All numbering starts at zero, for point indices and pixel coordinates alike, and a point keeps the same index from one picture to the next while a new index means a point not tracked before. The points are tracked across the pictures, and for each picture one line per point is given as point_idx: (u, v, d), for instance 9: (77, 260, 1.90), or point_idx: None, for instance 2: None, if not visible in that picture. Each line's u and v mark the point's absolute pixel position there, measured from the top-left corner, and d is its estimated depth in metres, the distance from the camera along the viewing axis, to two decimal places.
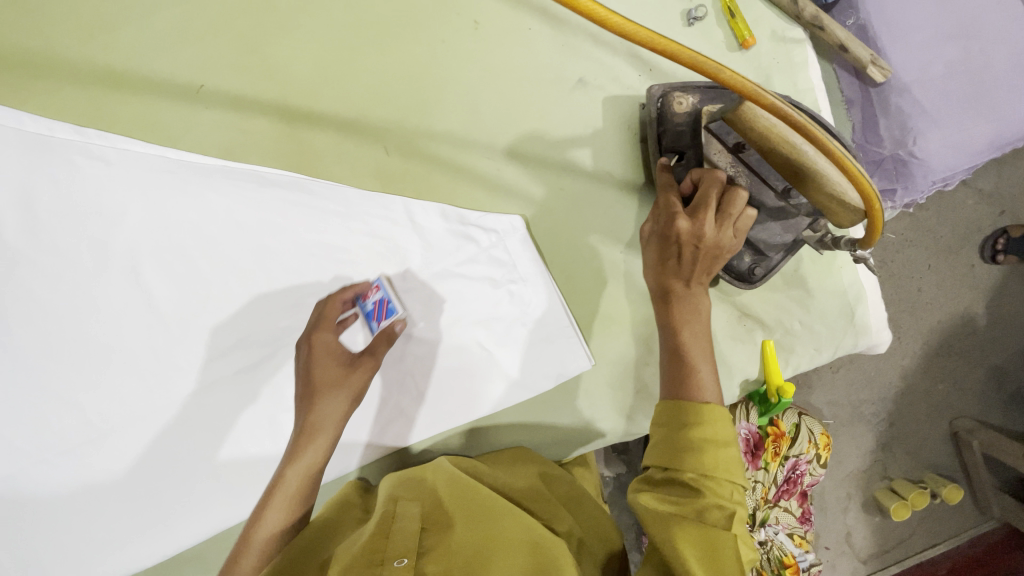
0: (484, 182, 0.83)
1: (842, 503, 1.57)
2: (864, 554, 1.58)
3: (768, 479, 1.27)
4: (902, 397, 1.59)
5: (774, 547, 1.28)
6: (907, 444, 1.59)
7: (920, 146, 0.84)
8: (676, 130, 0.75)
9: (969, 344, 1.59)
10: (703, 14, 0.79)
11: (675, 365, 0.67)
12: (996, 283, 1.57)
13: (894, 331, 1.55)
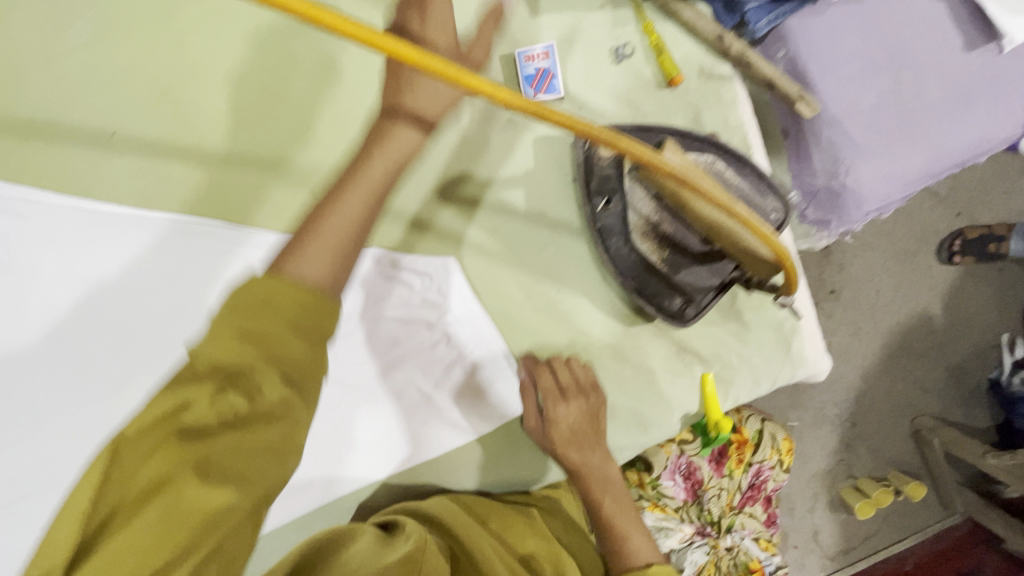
0: (416, 223, 0.81)
1: (809, 503, 1.53)
2: (833, 551, 1.54)
3: (732, 486, 1.12)
4: (864, 398, 1.55)
5: (739, 553, 1.13)
6: (872, 442, 1.55)
7: (852, 177, 0.84)
8: (602, 173, 0.75)
9: (928, 343, 1.55)
10: (630, 52, 0.78)
11: (608, 541, 0.75)
12: (954, 284, 1.55)
13: (852, 334, 1.54)
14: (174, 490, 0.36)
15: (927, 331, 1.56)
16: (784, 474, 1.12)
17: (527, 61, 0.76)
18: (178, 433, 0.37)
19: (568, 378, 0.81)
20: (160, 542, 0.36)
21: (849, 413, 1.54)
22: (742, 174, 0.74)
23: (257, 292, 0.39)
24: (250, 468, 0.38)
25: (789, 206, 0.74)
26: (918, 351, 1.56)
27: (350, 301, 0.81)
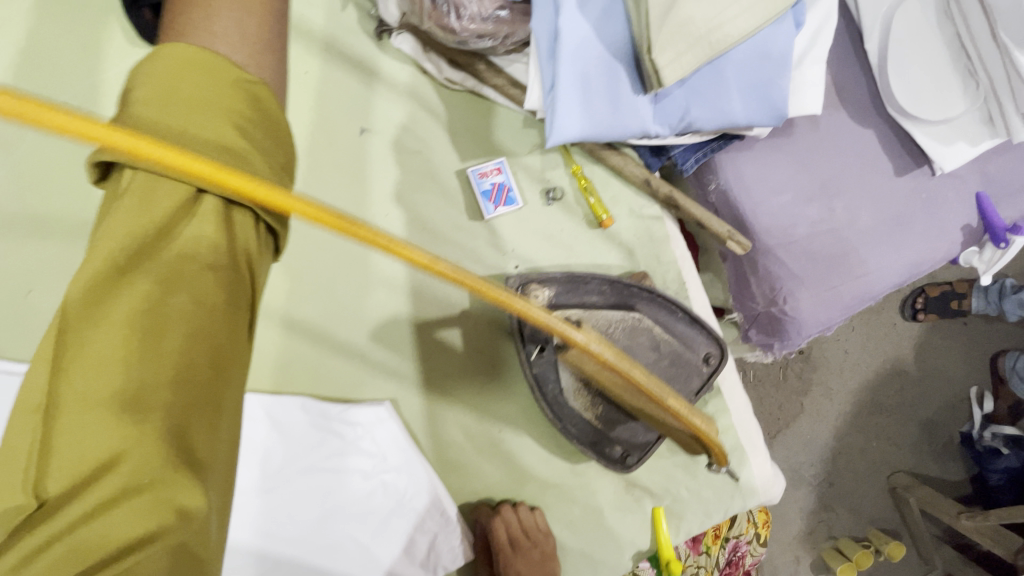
0: (348, 369, 0.79)
1: (792, 567, 1.43)
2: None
3: (711, 562, 1.18)
4: (840, 462, 1.43)
5: None
6: (851, 500, 1.44)
7: (791, 305, 0.84)
8: (535, 322, 0.71)
9: (898, 398, 1.45)
10: (560, 195, 0.79)
11: None
12: (920, 342, 1.45)
13: (822, 390, 1.42)
14: (206, 420, 0.36)
15: (898, 389, 1.45)
16: (758, 548, 1.25)
17: (481, 178, 0.77)
18: (171, 136, 0.37)
19: (517, 533, 0.77)
20: (196, 445, 0.36)
21: (826, 473, 1.43)
22: (676, 321, 0.72)
23: (205, 82, 0.40)
24: (263, 244, 0.42)
25: (722, 345, 0.73)
26: (891, 410, 1.45)
27: (282, 454, 0.78)
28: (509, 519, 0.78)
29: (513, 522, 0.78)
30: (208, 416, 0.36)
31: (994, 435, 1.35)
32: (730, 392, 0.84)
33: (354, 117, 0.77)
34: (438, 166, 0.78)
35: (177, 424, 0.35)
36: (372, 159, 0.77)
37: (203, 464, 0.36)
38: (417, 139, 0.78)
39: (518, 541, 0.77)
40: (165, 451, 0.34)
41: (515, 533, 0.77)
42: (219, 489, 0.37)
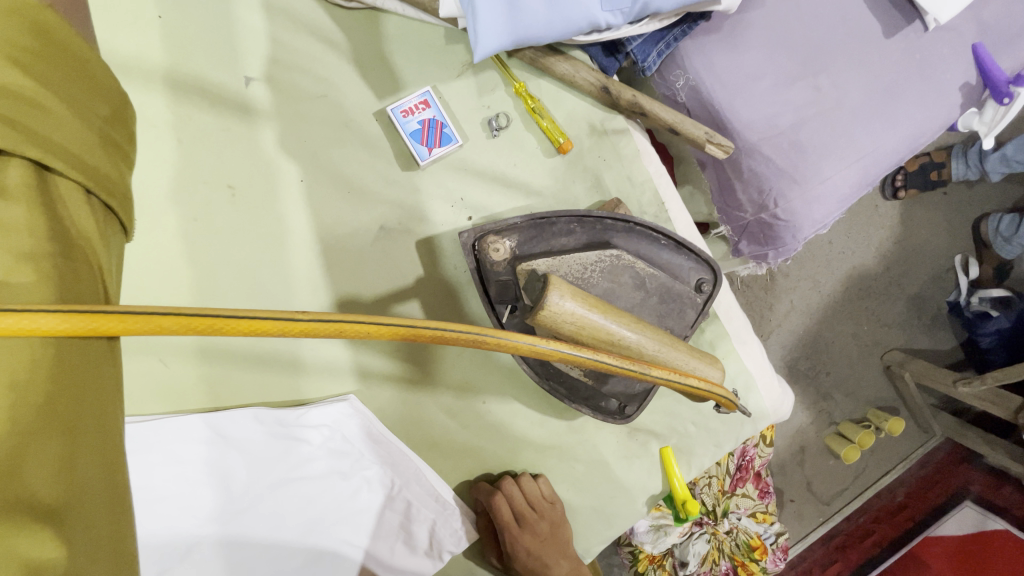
0: (302, 366, 0.71)
1: (797, 458, 1.39)
2: (828, 496, 1.40)
3: (721, 470, 1.19)
4: (843, 356, 1.39)
5: (740, 533, 1.21)
6: (848, 386, 1.39)
7: (783, 207, 0.74)
8: (499, 281, 0.60)
9: (888, 280, 1.38)
10: (505, 123, 0.66)
11: None
12: (902, 219, 1.37)
13: (813, 284, 1.36)
14: (59, 452, 0.35)
15: (891, 271, 1.38)
16: (766, 450, 1.22)
17: (405, 117, 0.63)
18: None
19: (521, 509, 0.71)
20: (45, 496, 0.34)
21: (825, 364, 1.38)
22: (659, 251, 0.63)
23: None
24: (98, 222, 0.43)
25: (715, 268, 0.63)
26: (882, 294, 1.38)
27: (244, 471, 0.69)
28: (512, 495, 0.71)
29: (517, 497, 0.72)
30: (62, 447, 0.36)
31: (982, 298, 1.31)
32: (727, 314, 0.76)
33: (234, 62, 0.62)
34: (352, 110, 0.64)
35: (18, 462, 0.33)
36: (270, 115, 0.63)
37: (61, 511, 0.34)
38: (321, 82, 0.64)
39: (524, 516, 0.70)
40: (13, 493, 0.32)
41: (521, 509, 0.71)
42: (92, 540, 0.36)
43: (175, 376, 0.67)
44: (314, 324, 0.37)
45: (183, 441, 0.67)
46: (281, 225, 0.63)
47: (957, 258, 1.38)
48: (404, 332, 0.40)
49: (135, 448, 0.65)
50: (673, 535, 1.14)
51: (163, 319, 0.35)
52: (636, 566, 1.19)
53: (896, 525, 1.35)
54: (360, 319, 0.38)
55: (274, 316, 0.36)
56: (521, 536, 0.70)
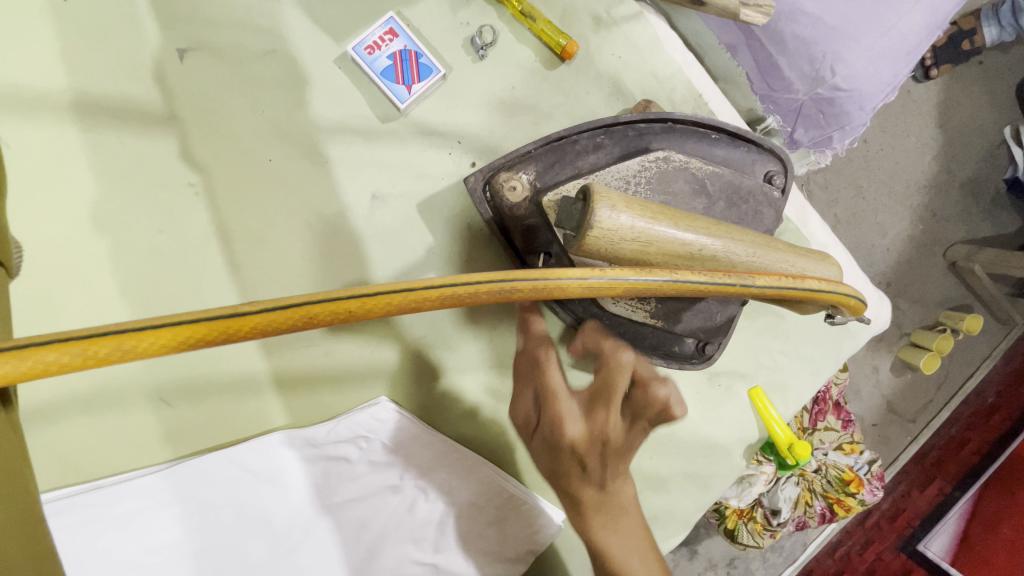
0: (322, 371, 0.62)
1: (874, 379, 1.23)
2: (912, 412, 1.24)
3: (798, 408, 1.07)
4: (915, 257, 1.22)
5: (829, 470, 1.07)
6: (913, 292, 1.22)
7: (843, 74, 0.61)
8: (526, 227, 0.50)
9: (940, 167, 1.21)
10: (491, 38, 0.55)
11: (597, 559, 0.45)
12: (939, 101, 1.20)
13: (866, 183, 1.20)
14: None
15: (950, 150, 1.21)
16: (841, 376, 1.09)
17: (370, 53, 0.53)
18: None
19: (592, 432, 0.45)
20: None
21: (895, 271, 1.22)
22: (712, 148, 0.51)
23: None
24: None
25: (782, 154, 0.51)
26: (945, 177, 1.22)
27: (286, 504, 0.60)
28: (593, 392, 0.46)
29: (602, 395, 0.46)
30: None
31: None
32: (802, 215, 0.63)
33: (164, 37, 0.54)
34: (311, 61, 0.55)
35: None
36: (219, 87, 0.54)
37: None
38: (266, 36, 0.55)
39: (593, 416, 0.45)
40: None
41: (591, 412, 0.46)
42: None
43: (180, 413, 0.59)
44: (265, 315, 0.28)
45: (205, 485, 0.58)
46: (260, 215, 0.54)
47: (1006, 131, 1.20)
48: (397, 301, 0.30)
49: (156, 501, 0.56)
50: (759, 484, 1.00)
51: (53, 350, 0.25)
52: (725, 523, 1.08)
53: (997, 429, 1.15)
54: (332, 292, 0.29)
55: (203, 313, 0.27)
56: (584, 489, 0.45)
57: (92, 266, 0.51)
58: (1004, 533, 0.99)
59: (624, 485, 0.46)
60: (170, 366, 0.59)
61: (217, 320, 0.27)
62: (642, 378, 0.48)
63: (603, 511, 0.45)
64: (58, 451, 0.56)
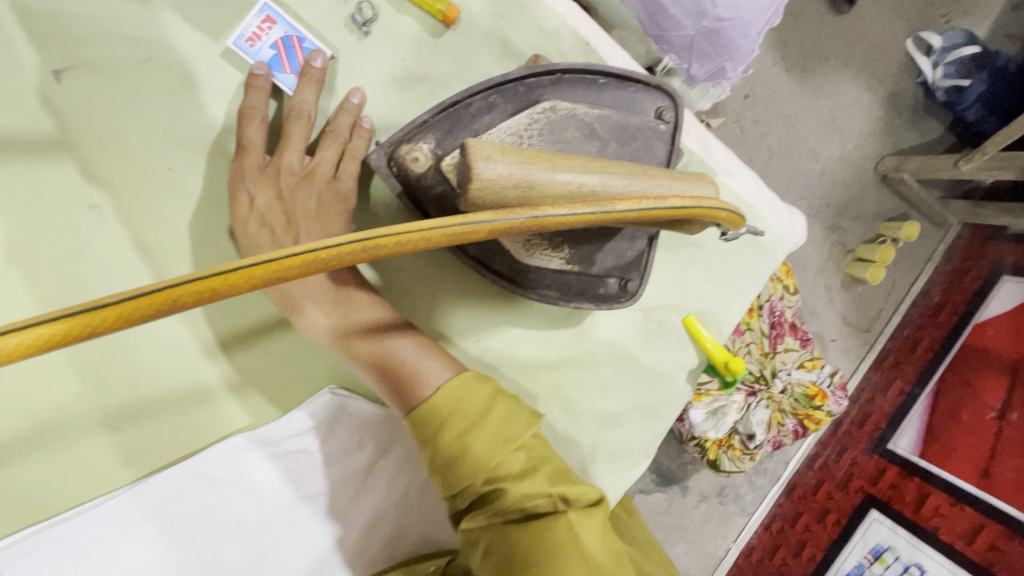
0: (271, 369, 0.64)
1: (827, 299, 1.30)
2: (867, 322, 1.31)
3: (756, 334, 1.12)
4: (838, 175, 1.28)
5: (795, 387, 1.13)
6: (850, 208, 1.29)
7: (723, 4, 0.63)
8: (434, 196, 0.50)
9: (859, 83, 1.26)
10: (372, 12, 0.55)
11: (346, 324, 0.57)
12: (851, 20, 1.25)
13: (789, 109, 1.25)
14: None
15: (864, 66, 1.26)
16: (791, 297, 1.13)
17: (251, 46, 0.53)
18: None
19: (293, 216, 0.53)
20: None
21: (827, 192, 1.28)
22: (601, 92, 0.53)
23: None
24: None
25: (670, 88, 0.53)
26: (857, 93, 1.27)
27: (256, 505, 0.61)
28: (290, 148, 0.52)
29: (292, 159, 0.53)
30: None
31: (952, 63, 1.16)
32: (706, 147, 0.66)
33: (33, 58, 0.51)
34: (193, 63, 0.54)
35: None
36: (101, 103, 0.53)
37: None
38: (141, 44, 0.53)
39: None
40: None
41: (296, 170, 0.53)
42: None
43: (133, 437, 0.59)
44: (131, 306, 0.26)
45: (173, 499, 0.58)
46: (171, 227, 0.54)
47: (908, 43, 1.24)
48: (290, 266, 0.29)
49: (119, 528, 0.56)
50: (733, 413, 1.08)
51: None
52: (707, 456, 1.15)
53: (939, 324, 1.21)
54: (217, 266, 0.27)
55: (80, 303, 0.25)
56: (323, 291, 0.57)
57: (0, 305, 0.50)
58: (965, 419, 1.05)
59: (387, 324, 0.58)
60: (111, 393, 0.58)
61: (81, 315, 0.25)
62: None
63: (310, 196, 0.52)
64: (10, 493, 0.55)
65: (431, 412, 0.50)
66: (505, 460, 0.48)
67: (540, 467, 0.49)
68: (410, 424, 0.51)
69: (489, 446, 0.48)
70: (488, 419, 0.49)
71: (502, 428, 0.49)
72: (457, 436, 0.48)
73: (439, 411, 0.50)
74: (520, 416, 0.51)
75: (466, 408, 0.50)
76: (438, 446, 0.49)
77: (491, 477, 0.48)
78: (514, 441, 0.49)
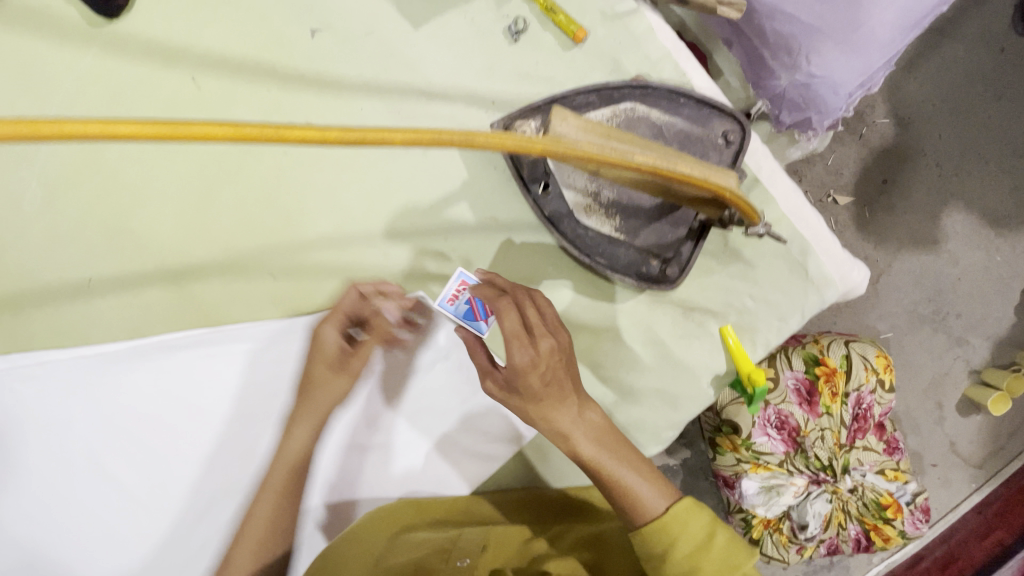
0: (376, 273, 0.82)
1: (936, 416, 1.38)
2: (977, 458, 1.38)
3: (835, 422, 1.14)
4: (927, 271, 1.36)
5: (866, 492, 1.19)
6: (967, 311, 1.37)
7: (816, 63, 0.73)
8: (529, 161, 0.68)
9: (993, 198, 1.36)
10: (523, 26, 0.74)
11: (587, 443, 0.67)
12: (986, 136, 1.35)
13: (906, 202, 1.35)
14: None
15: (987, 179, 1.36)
16: (884, 395, 1.15)
17: (452, 303, 0.79)
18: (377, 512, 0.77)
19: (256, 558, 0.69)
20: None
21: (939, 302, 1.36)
22: (680, 109, 0.66)
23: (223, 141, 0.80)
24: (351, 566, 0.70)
25: (741, 119, 0.65)
26: (978, 209, 1.36)
27: None
28: (317, 361, 0.75)
29: (328, 354, 0.74)
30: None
31: None
32: (776, 182, 0.76)
33: (301, 18, 0.76)
34: (394, 39, 0.76)
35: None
36: (329, 54, 0.76)
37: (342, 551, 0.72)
38: (365, 19, 0.76)
39: (540, 352, 0.64)
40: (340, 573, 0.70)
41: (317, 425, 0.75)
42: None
43: (280, 287, 0.82)
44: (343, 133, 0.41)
45: (289, 335, 0.82)
46: (346, 147, 0.80)
47: None
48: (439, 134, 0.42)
49: (256, 344, 0.82)
50: (786, 495, 1.14)
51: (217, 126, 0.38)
52: (750, 531, 1.19)
53: None
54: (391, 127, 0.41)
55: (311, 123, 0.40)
56: (564, 413, 0.67)
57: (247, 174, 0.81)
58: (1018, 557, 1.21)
59: (586, 414, 0.68)
60: (276, 253, 0.81)
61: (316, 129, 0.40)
62: (560, 356, 0.66)
63: (555, 359, 0.65)
64: (196, 301, 0.82)
65: (663, 532, 0.64)
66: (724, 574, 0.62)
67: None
68: (641, 540, 0.65)
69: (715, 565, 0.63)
70: (711, 543, 0.64)
71: (722, 559, 0.63)
72: (688, 555, 0.63)
73: (669, 533, 0.64)
74: (735, 545, 0.65)
75: (690, 535, 0.64)
76: (671, 561, 0.63)
77: None
78: (734, 565, 0.63)
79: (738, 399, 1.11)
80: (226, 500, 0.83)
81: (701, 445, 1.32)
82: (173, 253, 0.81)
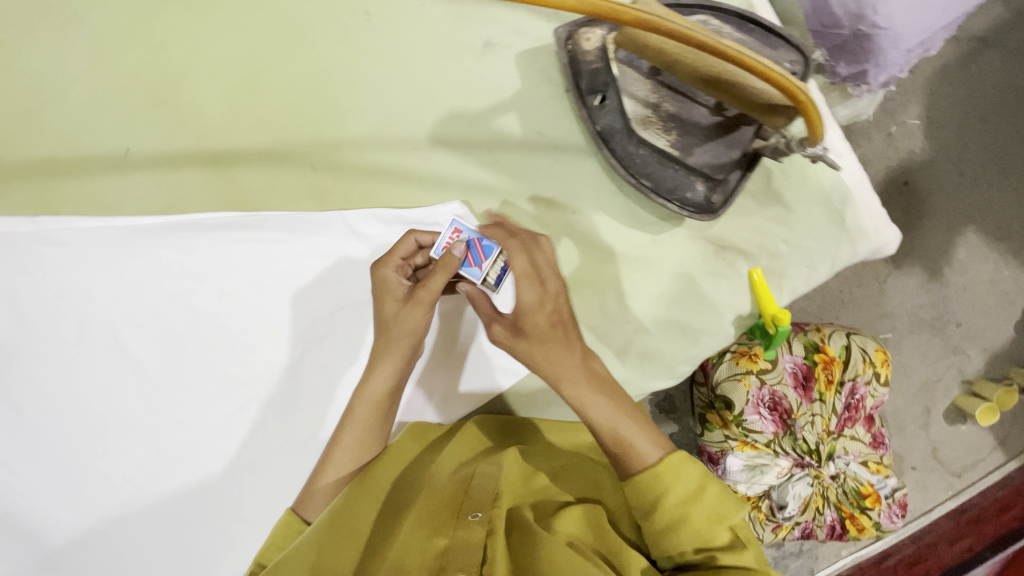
0: (417, 177, 0.82)
1: (921, 421, 1.40)
2: (959, 467, 1.41)
3: (826, 410, 1.16)
4: (942, 273, 1.38)
5: (848, 480, 1.21)
6: (967, 319, 1.40)
7: (882, 13, 0.73)
8: (590, 69, 0.70)
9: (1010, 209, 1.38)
10: None
11: (586, 386, 0.65)
12: (1010, 148, 1.38)
13: (931, 202, 1.37)
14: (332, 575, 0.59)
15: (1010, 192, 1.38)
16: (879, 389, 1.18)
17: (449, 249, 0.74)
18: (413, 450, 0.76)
19: (354, 459, 0.72)
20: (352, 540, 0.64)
21: (945, 309, 1.38)
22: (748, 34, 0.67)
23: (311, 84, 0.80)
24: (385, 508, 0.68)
25: (807, 52, 0.65)
26: (998, 219, 1.39)
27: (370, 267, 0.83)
28: (385, 300, 0.72)
29: (395, 291, 0.72)
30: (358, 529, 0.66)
31: None
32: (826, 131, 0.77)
33: None
34: None
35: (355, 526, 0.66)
36: None
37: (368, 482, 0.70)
38: None
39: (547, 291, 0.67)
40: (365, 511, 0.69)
41: (397, 364, 0.72)
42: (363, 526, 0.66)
43: (319, 180, 0.82)
44: None
45: (322, 229, 0.82)
46: (405, 44, 0.80)
47: None
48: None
49: (292, 237, 0.82)
50: (770, 475, 1.15)
51: None
52: None
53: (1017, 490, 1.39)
54: None
55: None
56: (565, 352, 0.65)
57: (303, 62, 0.80)
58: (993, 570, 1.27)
59: (588, 361, 0.66)
60: (320, 143, 0.81)
61: None
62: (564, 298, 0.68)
63: (558, 299, 0.67)
64: (234, 186, 0.81)
65: (653, 482, 0.60)
66: (712, 527, 0.58)
67: (743, 542, 0.59)
68: (631, 491, 0.61)
69: (704, 515, 0.58)
70: (701, 494, 0.59)
71: (714, 506, 0.59)
72: (678, 504, 0.59)
73: (660, 481, 0.60)
74: (728, 497, 0.61)
75: (682, 484, 0.59)
76: (657, 513, 0.59)
77: (702, 546, 0.58)
78: (724, 517, 0.59)
79: (736, 376, 1.13)
80: (246, 386, 0.83)
81: (689, 421, 1.35)
82: (219, 131, 0.81)
